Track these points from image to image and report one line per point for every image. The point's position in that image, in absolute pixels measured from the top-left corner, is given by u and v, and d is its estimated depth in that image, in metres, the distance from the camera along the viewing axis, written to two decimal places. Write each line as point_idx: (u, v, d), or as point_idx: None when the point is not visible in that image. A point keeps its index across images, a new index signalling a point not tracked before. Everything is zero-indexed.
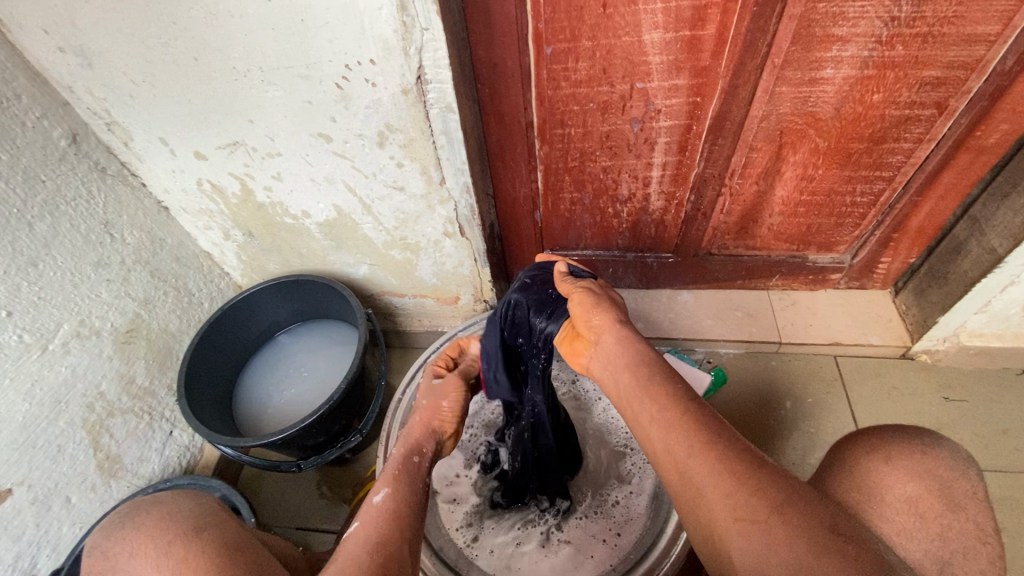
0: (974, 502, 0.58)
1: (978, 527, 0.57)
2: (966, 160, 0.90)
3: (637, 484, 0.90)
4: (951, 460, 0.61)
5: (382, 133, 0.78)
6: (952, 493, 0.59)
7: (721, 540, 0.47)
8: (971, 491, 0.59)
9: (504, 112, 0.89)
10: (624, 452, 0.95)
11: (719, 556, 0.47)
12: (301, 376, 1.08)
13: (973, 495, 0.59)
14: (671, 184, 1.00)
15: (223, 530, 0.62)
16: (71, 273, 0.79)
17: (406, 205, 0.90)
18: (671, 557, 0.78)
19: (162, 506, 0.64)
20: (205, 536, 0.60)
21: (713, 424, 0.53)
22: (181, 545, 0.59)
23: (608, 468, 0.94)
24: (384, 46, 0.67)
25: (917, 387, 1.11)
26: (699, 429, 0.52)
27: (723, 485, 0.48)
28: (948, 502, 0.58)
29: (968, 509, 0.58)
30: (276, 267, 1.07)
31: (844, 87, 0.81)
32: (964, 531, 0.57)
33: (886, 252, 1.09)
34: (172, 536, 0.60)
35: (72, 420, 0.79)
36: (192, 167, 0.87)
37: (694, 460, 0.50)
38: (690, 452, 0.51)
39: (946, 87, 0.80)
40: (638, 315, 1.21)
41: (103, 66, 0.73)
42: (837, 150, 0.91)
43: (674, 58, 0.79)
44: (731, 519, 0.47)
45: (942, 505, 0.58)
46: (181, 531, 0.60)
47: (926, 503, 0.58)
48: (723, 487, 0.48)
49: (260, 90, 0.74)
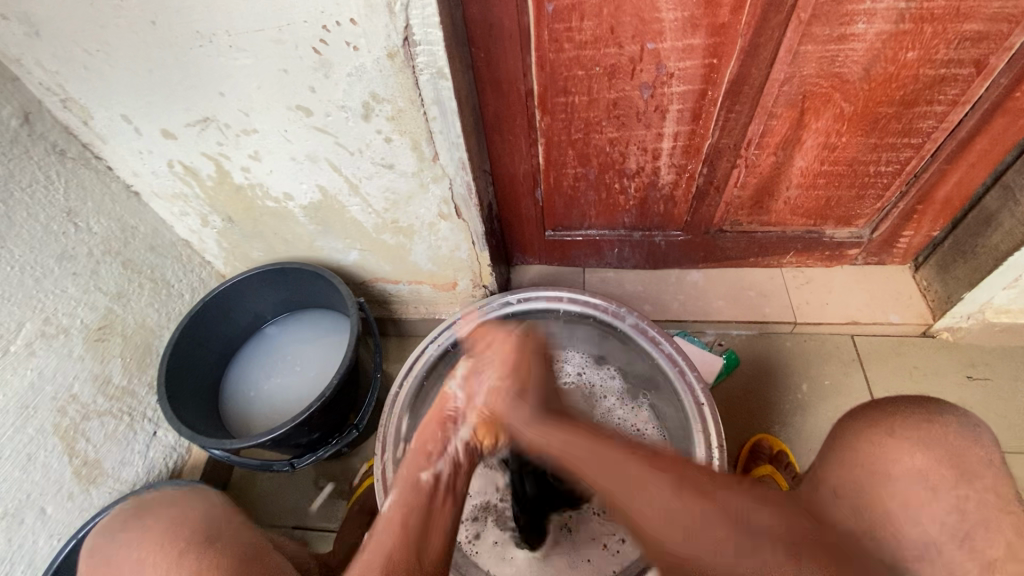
0: (992, 470, 0.54)
1: (999, 496, 0.53)
2: (1003, 124, 0.83)
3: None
4: (960, 425, 0.56)
5: (367, 104, 0.70)
6: (965, 461, 0.54)
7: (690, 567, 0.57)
8: (986, 458, 0.54)
9: (501, 79, 0.81)
10: None
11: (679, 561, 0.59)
12: (292, 369, 1.02)
13: (989, 464, 0.54)
14: (682, 157, 0.93)
15: (235, 538, 0.62)
16: (31, 268, 0.72)
17: (396, 184, 0.83)
18: None
19: (171, 512, 0.65)
20: (219, 547, 0.60)
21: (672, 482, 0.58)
22: (191, 555, 0.59)
23: None
24: (365, 1, 0.59)
25: (938, 367, 1.06)
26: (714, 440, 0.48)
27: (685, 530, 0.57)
28: (962, 471, 0.53)
29: (985, 477, 0.53)
30: (260, 255, 1.00)
31: (876, 44, 0.74)
32: (984, 503, 0.52)
33: (910, 225, 1.03)
34: (180, 548, 0.59)
35: (42, 426, 0.73)
36: (161, 146, 0.79)
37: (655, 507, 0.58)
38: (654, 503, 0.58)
39: (987, 43, 0.73)
40: (645, 297, 1.15)
41: (49, 33, 0.65)
42: (864, 115, 0.84)
43: (690, 14, 0.71)
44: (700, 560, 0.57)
45: (954, 475, 0.53)
46: (192, 540, 0.60)
47: (937, 476, 0.54)
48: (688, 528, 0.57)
49: (228, 57, 0.66)
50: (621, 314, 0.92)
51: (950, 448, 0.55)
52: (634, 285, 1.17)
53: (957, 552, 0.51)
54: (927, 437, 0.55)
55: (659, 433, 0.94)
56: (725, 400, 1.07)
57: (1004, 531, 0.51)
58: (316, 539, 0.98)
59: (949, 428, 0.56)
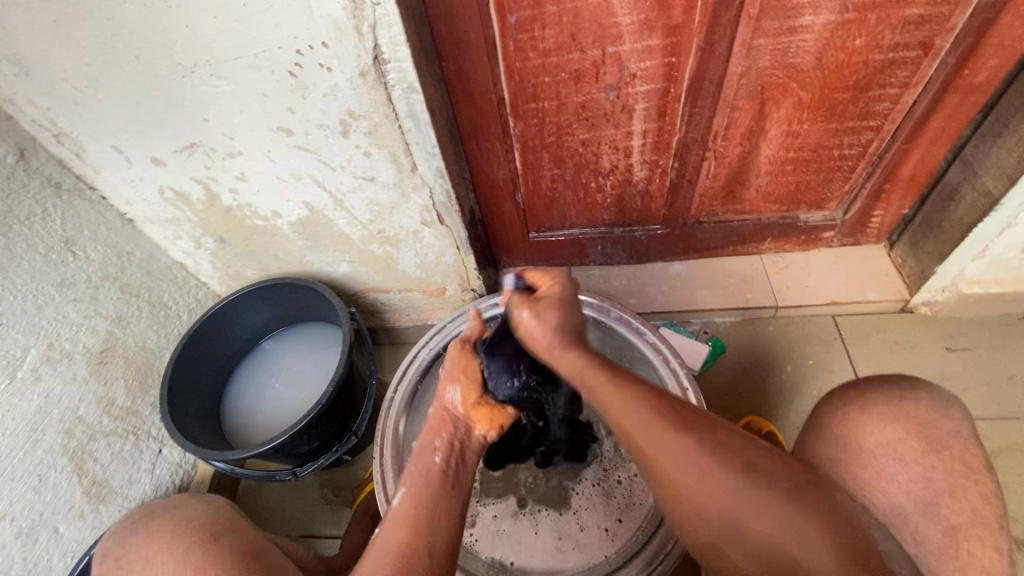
0: (959, 441, 0.61)
1: (965, 465, 0.60)
2: (955, 101, 0.87)
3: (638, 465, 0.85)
4: (931, 401, 0.64)
5: (345, 121, 0.74)
6: (934, 433, 0.62)
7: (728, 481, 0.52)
8: (956, 430, 0.62)
9: (473, 89, 0.85)
10: None
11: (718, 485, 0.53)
12: (290, 382, 1.04)
13: (956, 434, 0.61)
14: (653, 152, 0.97)
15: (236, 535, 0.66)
16: (33, 296, 0.75)
17: (379, 196, 0.86)
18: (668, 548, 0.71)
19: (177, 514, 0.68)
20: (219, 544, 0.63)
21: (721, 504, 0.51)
22: (207, 546, 0.63)
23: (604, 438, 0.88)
24: (335, 25, 0.63)
25: (918, 340, 1.09)
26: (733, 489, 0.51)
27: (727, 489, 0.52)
28: (930, 442, 0.61)
29: (952, 448, 0.61)
30: (253, 273, 1.04)
31: (824, 33, 0.78)
32: (951, 470, 0.60)
33: (879, 204, 1.06)
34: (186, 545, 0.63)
35: (51, 447, 0.76)
36: (151, 173, 0.83)
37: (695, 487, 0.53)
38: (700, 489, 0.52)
39: (930, 25, 0.77)
40: (630, 291, 1.19)
41: (40, 73, 0.69)
42: (822, 102, 0.88)
43: (645, 17, 0.75)
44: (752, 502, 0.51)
45: (923, 446, 0.61)
46: (196, 539, 0.64)
47: (906, 446, 0.61)
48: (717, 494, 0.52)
49: (209, 86, 0.70)
50: (605, 309, 0.95)
51: (922, 422, 0.62)
52: (619, 280, 1.20)
53: (921, 518, 0.59)
54: (906, 413, 0.63)
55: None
56: (713, 386, 1.10)
57: (969, 500, 0.59)
58: (322, 546, 1.00)
59: (922, 405, 0.63)
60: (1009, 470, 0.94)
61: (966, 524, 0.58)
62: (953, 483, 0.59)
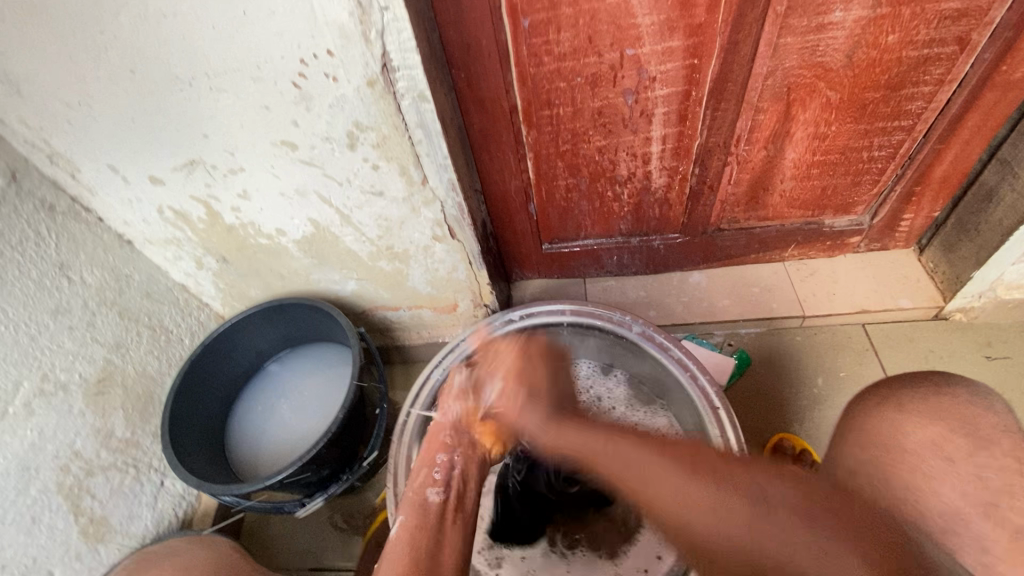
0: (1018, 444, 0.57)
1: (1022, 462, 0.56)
2: (992, 98, 0.82)
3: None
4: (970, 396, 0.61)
5: (351, 133, 0.70)
6: (976, 429, 0.59)
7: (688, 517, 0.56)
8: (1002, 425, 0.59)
9: (485, 97, 0.81)
10: None
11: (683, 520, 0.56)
12: (298, 407, 1.00)
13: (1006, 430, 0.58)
14: (673, 159, 0.92)
15: None
16: (26, 325, 0.71)
17: (388, 210, 0.82)
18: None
19: None
20: None
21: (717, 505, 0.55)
22: None
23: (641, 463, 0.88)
24: (341, 32, 0.59)
25: (955, 348, 1.04)
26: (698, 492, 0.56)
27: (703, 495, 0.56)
28: (975, 438, 0.58)
29: (1001, 444, 0.57)
30: (257, 293, 0.99)
31: (855, 30, 0.74)
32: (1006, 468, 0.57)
33: (909, 207, 1.02)
34: None
35: (45, 486, 0.71)
36: (149, 193, 0.79)
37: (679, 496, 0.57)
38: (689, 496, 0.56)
39: (968, 19, 0.72)
40: (649, 302, 1.14)
41: (32, 90, 0.65)
42: (851, 102, 0.83)
43: (666, 17, 0.71)
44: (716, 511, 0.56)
45: (970, 445, 0.58)
46: None
47: (952, 445, 0.59)
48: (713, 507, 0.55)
49: (209, 99, 0.66)
50: (627, 323, 0.90)
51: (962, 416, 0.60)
52: (637, 291, 1.16)
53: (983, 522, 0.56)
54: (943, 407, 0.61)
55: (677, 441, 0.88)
56: (740, 402, 1.05)
57: None
58: None
59: (959, 399, 0.61)
60: None
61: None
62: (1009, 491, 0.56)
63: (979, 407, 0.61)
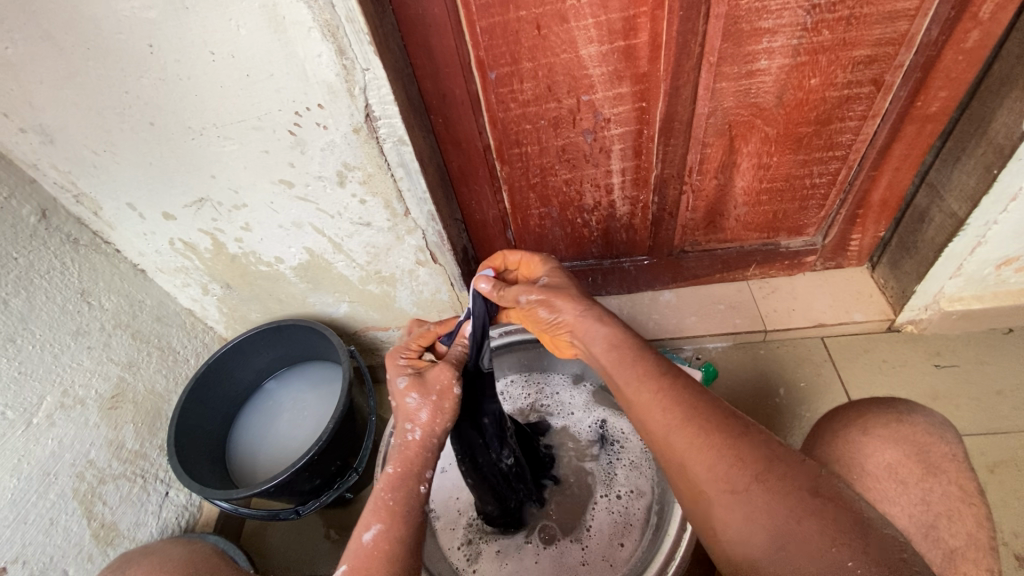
0: (955, 463, 0.66)
1: (961, 488, 0.65)
2: (913, 130, 0.92)
3: (635, 483, 0.90)
4: (927, 425, 0.69)
5: (341, 172, 0.80)
6: (931, 457, 0.67)
7: (701, 488, 0.55)
8: (950, 453, 0.67)
9: (460, 138, 0.91)
10: (614, 446, 0.95)
11: (697, 501, 0.56)
12: (294, 420, 1.07)
13: (952, 458, 0.67)
14: (633, 189, 1.02)
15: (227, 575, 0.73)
16: (50, 345, 0.80)
17: (374, 239, 0.91)
18: (668, 565, 0.72)
19: None
20: None
21: (751, 471, 0.53)
22: None
23: (598, 456, 0.95)
24: (330, 89, 0.70)
25: (907, 359, 1.11)
26: (728, 443, 0.55)
27: (742, 474, 0.53)
28: (928, 465, 0.67)
29: (950, 472, 0.66)
30: (258, 316, 1.08)
31: (781, 75, 0.84)
32: (949, 494, 0.65)
33: (855, 228, 1.11)
34: None
35: (62, 490, 0.79)
36: (162, 227, 0.89)
37: (708, 466, 0.55)
38: (710, 468, 0.55)
39: (878, 64, 0.83)
40: (623, 320, 1.22)
41: (64, 140, 0.76)
42: (788, 136, 0.93)
43: (614, 68, 0.82)
44: (754, 484, 0.53)
45: (921, 469, 0.67)
46: None
47: (906, 468, 0.67)
48: (749, 503, 0.52)
49: (217, 146, 0.77)
50: None
51: (919, 443, 0.68)
52: (612, 310, 1.24)
53: (923, 541, 0.64)
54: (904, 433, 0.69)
55: (637, 441, 0.94)
56: None
57: (967, 522, 0.64)
58: None
59: (918, 427, 0.69)
60: (1013, 489, 0.93)
61: (964, 546, 0.63)
62: (940, 503, 0.65)
63: (930, 434, 0.68)
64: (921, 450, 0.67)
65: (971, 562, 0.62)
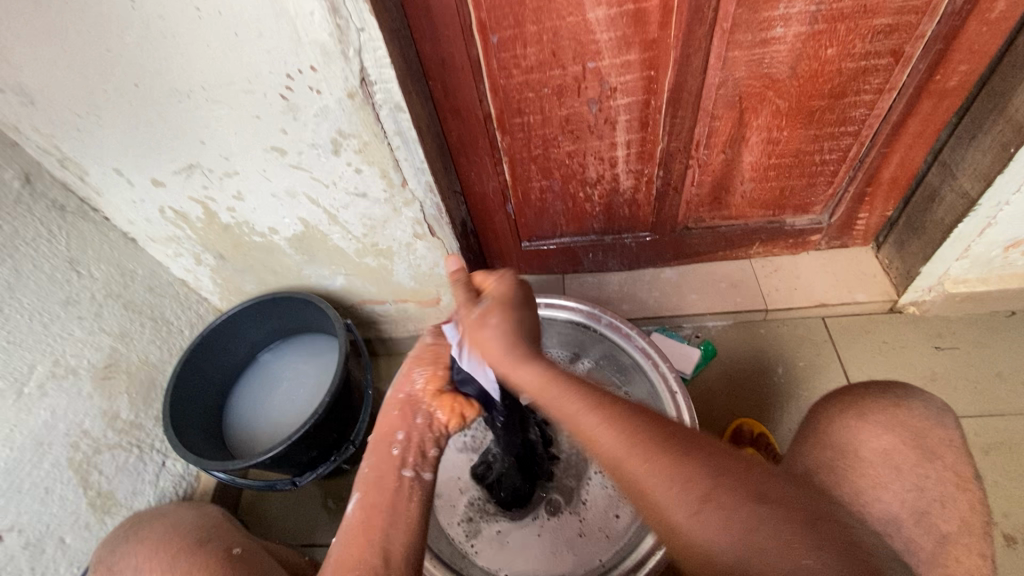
0: (956, 450, 0.66)
1: (961, 475, 0.66)
2: (930, 105, 0.89)
3: None
4: (931, 412, 0.69)
5: (335, 139, 0.77)
6: (933, 443, 0.67)
7: None
8: (952, 440, 0.67)
9: (460, 106, 0.88)
10: None
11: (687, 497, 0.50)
12: (291, 393, 1.07)
13: (953, 444, 0.67)
14: (638, 162, 0.99)
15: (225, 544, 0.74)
16: (39, 314, 0.78)
17: (371, 210, 0.89)
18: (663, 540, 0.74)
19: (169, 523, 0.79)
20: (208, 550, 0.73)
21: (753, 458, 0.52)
22: None
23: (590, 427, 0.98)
24: (323, 50, 0.66)
25: (908, 340, 1.10)
26: None
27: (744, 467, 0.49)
28: (930, 452, 0.67)
29: (948, 458, 0.66)
30: (252, 287, 1.07)
31: (796, 44, 0.80)
32: (949, 480, 0.65)
33: (863, 207, 1.08)
34: None
35: (57, 460, 0.79)
36: (151, 195, 0.86)
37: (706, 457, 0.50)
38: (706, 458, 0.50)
39: (899, 34, 0.79)
40: (623, 298, 1.21)
41: (46, 102, 0.73)
42: (799, 110, 0.90)
43: (622, 34, 0.78)
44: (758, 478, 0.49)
45: (923, 456, 0.66)
46: None
47: (909, 455, 0.67)
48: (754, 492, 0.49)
49: (205, 110, 0.73)
50: (598, 316, 1.02)
51: (922, 430, 0.68)
52: (611, 287, 1.23)
53: (921, 526, 0.65)
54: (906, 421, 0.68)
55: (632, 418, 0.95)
56: (704, 389, 1.11)
57: (965, 507, 0.64)
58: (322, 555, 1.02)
59: (922, 413, 0.69)
60: (1008, 472, 0.94)
61: (961, 532, 0.63)
62: (939, 489, 0.65)
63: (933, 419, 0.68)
64: (923, 437, 0.68)
65: (967, 548, 0.63)
